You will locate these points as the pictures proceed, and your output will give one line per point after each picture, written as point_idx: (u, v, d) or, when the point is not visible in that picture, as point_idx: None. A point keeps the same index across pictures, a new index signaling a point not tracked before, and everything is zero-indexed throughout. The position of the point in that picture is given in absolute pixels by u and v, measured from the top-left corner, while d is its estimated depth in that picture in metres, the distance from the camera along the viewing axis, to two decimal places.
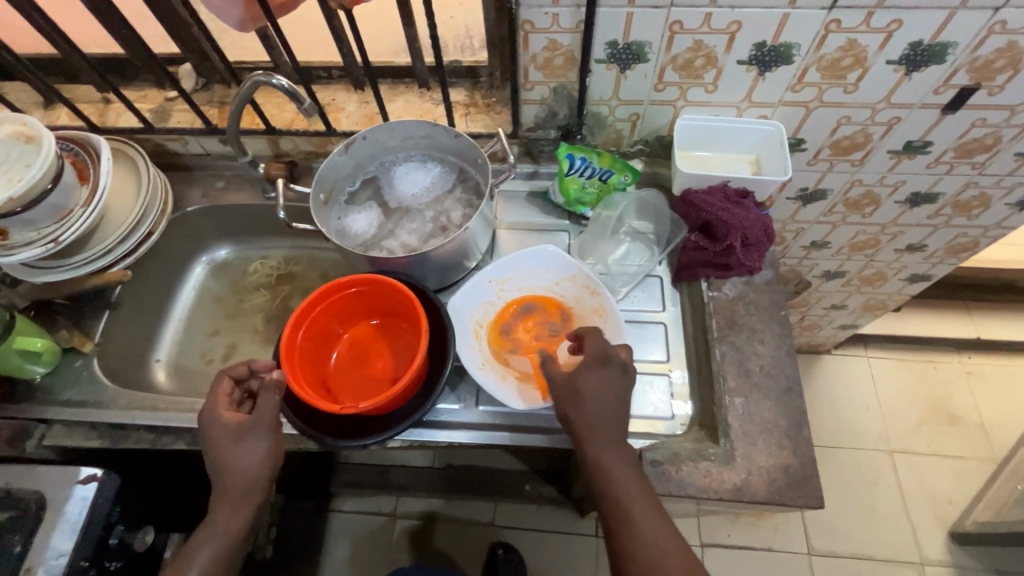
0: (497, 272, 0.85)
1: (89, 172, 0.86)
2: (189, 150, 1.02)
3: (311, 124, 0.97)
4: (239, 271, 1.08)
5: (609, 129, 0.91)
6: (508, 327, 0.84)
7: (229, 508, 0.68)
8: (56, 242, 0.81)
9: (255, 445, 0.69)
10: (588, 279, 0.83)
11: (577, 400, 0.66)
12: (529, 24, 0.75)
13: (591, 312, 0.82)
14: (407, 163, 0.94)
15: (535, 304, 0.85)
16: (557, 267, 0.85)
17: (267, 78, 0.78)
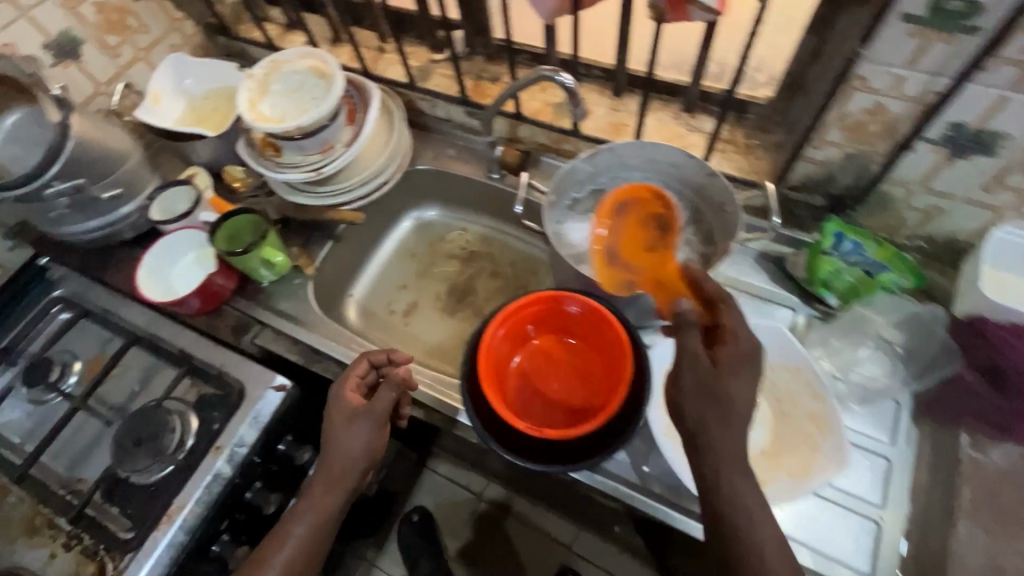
0: None
1: (357, 116, 0.92)
2: (435, 113, 1.06)
3: (557, 119, 0.96)
4: (438, 234, 1.12)
5: (892, 214, 0.77)
6: None
7: (326, 490, 0.74)
8: (316, 174, 0.90)
9: (363, 431, 0.75)
10: (815, 379, 0.71)
11: (719, 407, 0.54)
12: (860, 80, 0.64)
13: (805, 417, 0.71)
14: (640, 186, 0.89)
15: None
16: (779, 352, 0.74)
17: (552, 75, 0.75)
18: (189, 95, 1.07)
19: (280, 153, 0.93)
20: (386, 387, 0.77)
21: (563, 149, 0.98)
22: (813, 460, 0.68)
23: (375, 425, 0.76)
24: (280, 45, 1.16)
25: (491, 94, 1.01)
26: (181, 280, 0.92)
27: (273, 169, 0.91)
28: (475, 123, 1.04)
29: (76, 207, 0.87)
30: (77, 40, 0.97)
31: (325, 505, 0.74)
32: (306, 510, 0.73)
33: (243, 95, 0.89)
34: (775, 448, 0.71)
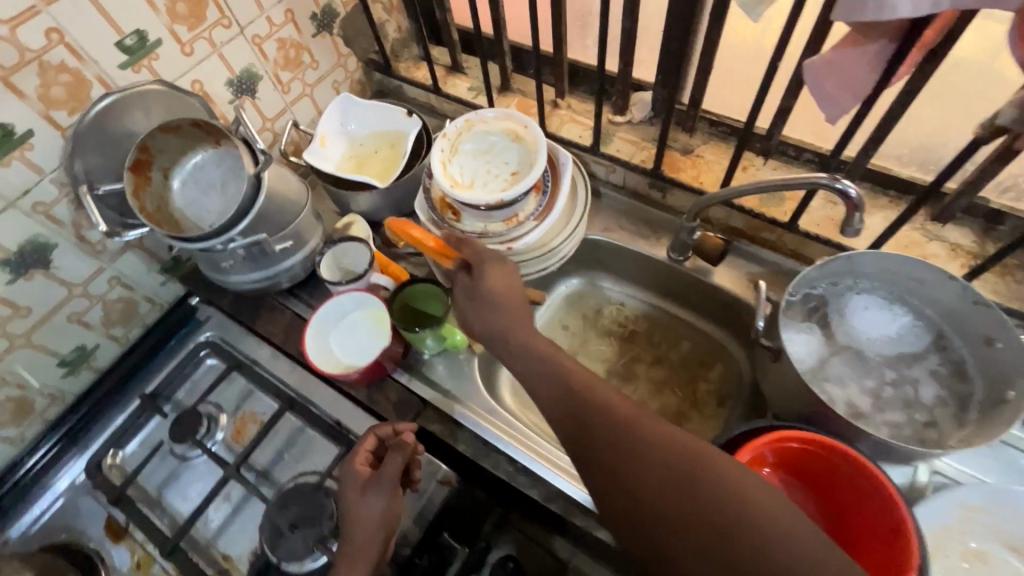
0: (978, 498, 0.63)
1: (547, 186, 0.84)
2: (609, 178, 0.99)
3: (765, 206, 0.85)
4: (594, 306, 1.03)
5: None
6: (968, 568, 0.64)
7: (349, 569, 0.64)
8: (505, 248, 0.83)
9: (372, 500, 0.67)
10: None
11: (483, 300, 0.68)
12: None
13: None
14: (867, 296, 0.77)
15: (994, 549, 0.65)
16: None
17: (830, 185, 0.64)
18: (354, 138, 1.03)
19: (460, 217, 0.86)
20: (393, 454, 0.69)
21: (762, 238, 0.88)
22: None
23: (387, 490, 0.69)
24: (442, 87, 1.10)
25: (682, 168, 0.92)
26: (342, 343, 0.85)
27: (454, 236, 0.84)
28: (655, 194, 0.95)
29: (247, 258, 0.83)
30: (256, 77, 0.93)
31: None
32: None
33: (435, 155, 0.82)
34: None
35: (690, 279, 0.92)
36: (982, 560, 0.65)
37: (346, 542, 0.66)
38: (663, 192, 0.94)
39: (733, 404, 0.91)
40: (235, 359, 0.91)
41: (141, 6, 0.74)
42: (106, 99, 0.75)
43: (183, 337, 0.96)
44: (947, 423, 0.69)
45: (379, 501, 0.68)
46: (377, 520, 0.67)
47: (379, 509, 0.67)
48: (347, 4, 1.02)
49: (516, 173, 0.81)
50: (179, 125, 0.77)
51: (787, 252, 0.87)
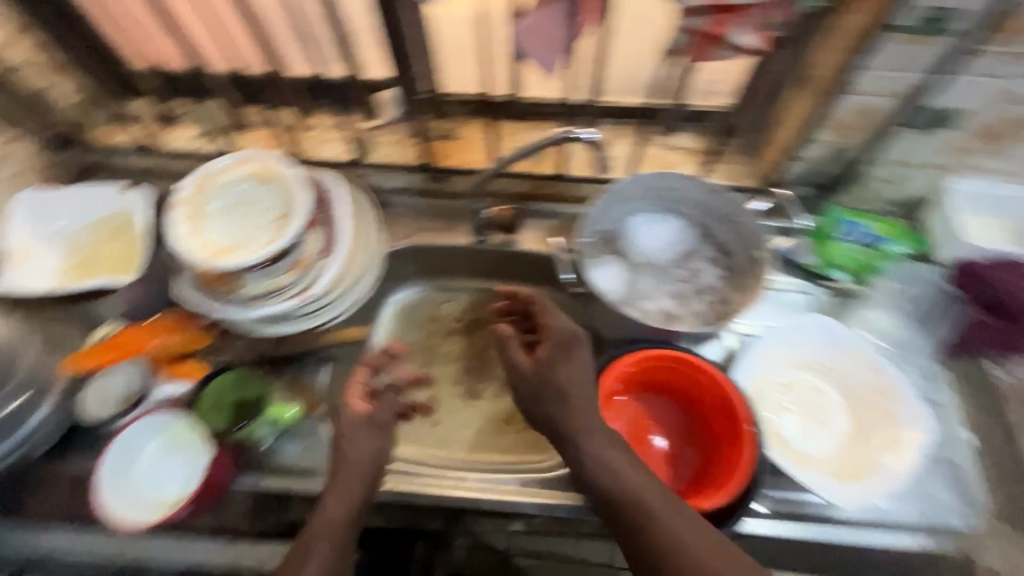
0: (765, 340, 0.79)
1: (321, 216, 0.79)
2: (389, 184, 0.95)
3: (536, 166, 0.92)
4: (428, 311, 1.00)
5: (866, 189, 0.86)
6: (784, 400, 0.78)
7: (338, 496, 0.59)
8: (304, 296, 0.75)
9: (368, 446, 0.63)
10: (867, 355, 0.78)
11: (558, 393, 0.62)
12: (850, 85, 0.69)
13: (871, 393, 0.77)
14: (639, 215, 0.88)
15: (794, 375, 0.79)
16: (828, 342, 0.80)
17: (570, 136, 0.74)
18: (65, 239, 0.81)
19: None
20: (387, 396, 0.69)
21: (546, 194, 0.93)
22: (901, 431, 0.73)
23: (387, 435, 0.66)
24: (163, 145, 0.94)
25: (452, 153, 0.94)
26: (156, 481, 0.70)
27: (241, 306, 0.74)
28: (440, 186, 0.95)
29: None
30: None
31: (333, 514, 0.58)
32: (320, 528, 0.57)
33: (178, 228, 0.70)
34: (860, 428, 0.75)
35: (499, 255, 0.93)
36: (791, 387, 0.79)
37: (330, 493, 0.60)
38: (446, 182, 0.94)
39: None
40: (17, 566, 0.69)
41: None
42: None
43: None
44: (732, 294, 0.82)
45: (368, 443, 0.63)
46: (372, 461, 0.62)
47: (373, 448, 0.63)
48: None
49: (281, 215, 0.72)
50: None
51: (573, 199, 0.93)
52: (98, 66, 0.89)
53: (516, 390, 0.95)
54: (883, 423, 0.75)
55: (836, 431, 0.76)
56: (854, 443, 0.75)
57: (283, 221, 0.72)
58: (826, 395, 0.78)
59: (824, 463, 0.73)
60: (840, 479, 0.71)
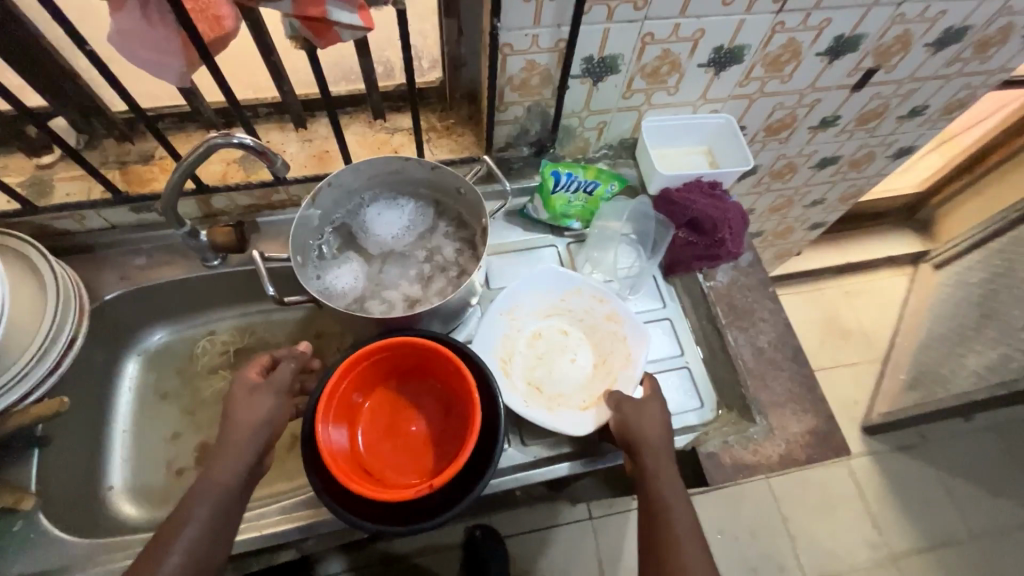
0: (504, 303, 0.82)
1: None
2: (88, 226, 0.83)
3: (251, 174, 0.84)
4: (182, 355, 0.90)
5: (578, 138, 0.91)
6: (532, 351, 0.82)
7: (221, 464, 0.61)
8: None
9: (269, 399, 0.66)
10: (594, 289, 0.83)
11: (642, 406, 0.71)
12: (508, 46, 0.71)
13: (604, 320, 0.83)
14: (374, 205, 0.85)
15: (542, 325, 0.84)
16: (560, 286, 0.84)
17: (227, 140, 0.64)
18: None
19: None
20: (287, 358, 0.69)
21: (277, 201, 0.88)
22: (629, 347, 0.80)
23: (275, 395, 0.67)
24: None
25: (153, 177, 0.82)
26: None
27: None
28: (152, 216, 0.84)
29: None
30: None
31: (223, 475, 0.60)
32: (200, 497, 0.59)
33: None
34: (599, 355, 0.82)
35: (244, 274, 0.87)
36: (540, 338, 0.83)
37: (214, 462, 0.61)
38: (154, 211, 0.83)
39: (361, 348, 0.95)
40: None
41: None
42: None
43: None
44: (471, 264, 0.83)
45: (256, 410, 0.65)
46: (262, 421, 0.64)
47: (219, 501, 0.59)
48: None
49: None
50: None
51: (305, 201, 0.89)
52: None
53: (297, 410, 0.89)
54: (619, 348, 0.81)
55: (582, 367, 0.81)
56: (598, 372, 0.80)
57: None
58: (570, 335, 0.84)
59: (570, 398, 0.78)
60: (584, 410, 0.77)
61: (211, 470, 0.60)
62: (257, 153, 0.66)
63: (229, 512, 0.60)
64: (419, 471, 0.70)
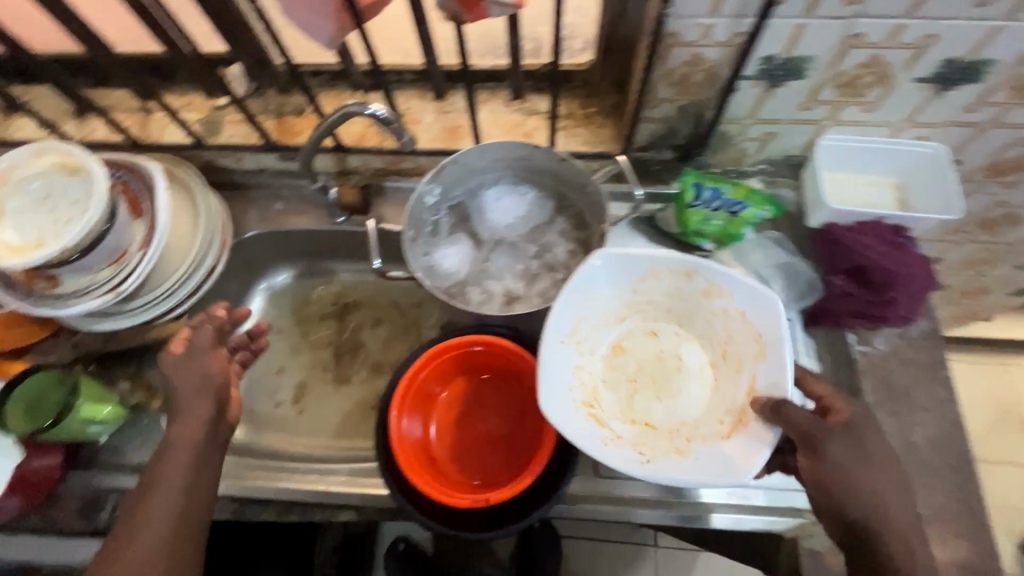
0: (560, 327, 0.65)
1: (145, 205, 0.75)
2: (243, 166, 0.90)
3: (385, 139, 0.86)
4: (299, 297, 0.97)
5: (734, 148, 0.78)
6: (623, 371, 0.70)
7: (184, 420, 0.63)
8: (114, 295, 0.71)
9: (208, 361, 0.67)
10: (673, 267, 0.66)
11: (864, 456, 0.55)
12: (674, 36, 0.62)
13: (702, 297, 0.68)
14: (495, 188, 0.82)
15: (617, 335, 0.72)
16: (631, 279, 0.68)
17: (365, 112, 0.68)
18: None
19: (55, 281, 0.73)
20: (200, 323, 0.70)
21: (406, 168, 0.88)
22: (744, 321, 0.65)
23: (210, 355, 0.68)
24: (4, 135, 0.90)
25: (301, 130, 0.87)
26: None
27: (53, 306, 0.71)
28: (294, 166, 0.90)
29: None
30: None
31: (189, 431, 0.63)
32: (170, 452, 0.62)
33: None
34: (714, 350, 0.69)
35: (362, 235, 0.90)
36: (621, 351, 0.71)
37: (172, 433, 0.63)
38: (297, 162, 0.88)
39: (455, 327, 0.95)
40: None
41: None
42: None
43: None
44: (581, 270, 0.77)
45: (196, 377, 0.66)
46: (202, 388, 0.65)
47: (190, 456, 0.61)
48: None
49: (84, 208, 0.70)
50: None
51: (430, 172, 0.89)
52: None
53: (386, 374, 0.92)
54: (729, 338, 0.67)
55: (689, 375, 0.70)
56: (724, 372, 0.68)
57: (79, 213, 0.68)
58: (659, 338, 0.71)
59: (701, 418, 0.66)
60: (729, 439, 0.62)
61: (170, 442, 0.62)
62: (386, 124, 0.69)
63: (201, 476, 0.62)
64: (493, 478, 0.67)
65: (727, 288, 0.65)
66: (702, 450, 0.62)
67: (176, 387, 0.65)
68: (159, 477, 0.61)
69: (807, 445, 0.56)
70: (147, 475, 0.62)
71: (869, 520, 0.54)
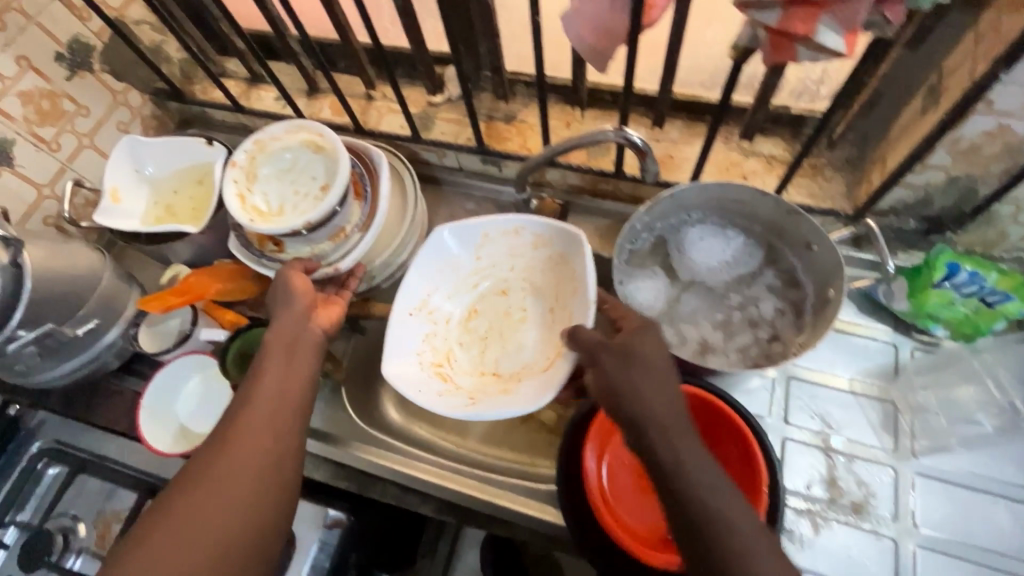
0: (410, 301, 0.80)
1: (367, 190, 0.79)
2: (444, 163, 0.94)
3: (592, 158, 0.84)
4: None
5: (998, 231, 0.69)
6: (472, 332, 0.83)
7: (269, 355, 0.67)
8: (332, 269, 0.76)
9: (294, 277, 0.73)
10: (496, 229, 0.81)
11: (638, 363, 0.56)
12: (988, 104, 0.54)
13: (534, 249, 0.82)
14: (700, 226, 0.78)
15: (472, 301, 0.85)
16: (464, 249, 0.83)
17: (620, 138, 0.63)
18: (160, 182, 0.92)
19: (280, 245, 0.78)
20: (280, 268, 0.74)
21: (603, 189, 0.87)
22: (575, 264, 0.77)
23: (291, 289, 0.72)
24: (246, 104, 1.00)
25: (509, 137, 0.88)
26: (193, 414, 0.78)
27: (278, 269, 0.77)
28: (492, 169, 0.92)
29: (46, 352, 0.72)
30: (6, 142, 0.80)
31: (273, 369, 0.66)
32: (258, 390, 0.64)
33: (230, 189, 0.76)
34: (532, 291, 0.83)
35: None
36: (475, 314, 0.84)
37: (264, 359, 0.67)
38: (498, 166, 0.91)
39: None
40: (113, 472, 0.80)
41: None
42: None
43: (13, 453, 0.83)
44: (788, 332, 0.71)
45: (293, 305, 0.71)
46: (288, 296, 0.71)
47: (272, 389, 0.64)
48: (100, 33, 0.89)
49: (326, 186, 0.76)
50: None
51: (627, 198, 0.87)
52: (200, 22, 0.96)
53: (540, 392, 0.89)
54: (556, 284, 0.80)
55: (529, 325, 0.82)
56: (551, 318, 0.80)
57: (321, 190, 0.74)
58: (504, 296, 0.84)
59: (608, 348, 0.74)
60: (545, 371, 0.75)
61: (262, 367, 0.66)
62: (637, 153, 0.64)
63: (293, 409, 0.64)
64: None
65: (571, 256, 0.78)
66: (521, 388, 0.75)
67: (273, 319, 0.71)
68: (247, 400, 0.63)
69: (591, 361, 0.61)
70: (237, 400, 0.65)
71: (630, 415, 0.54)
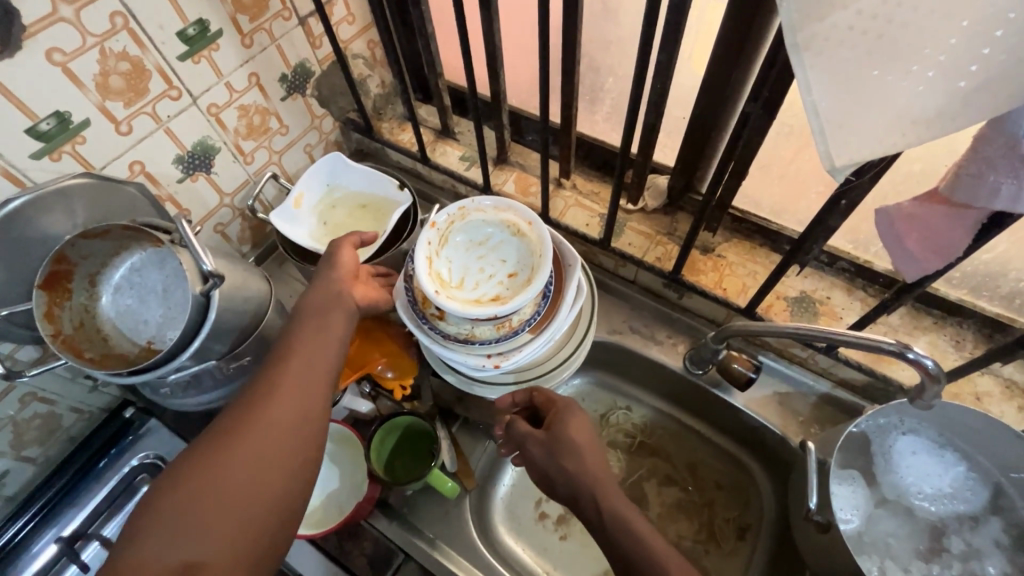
0: None
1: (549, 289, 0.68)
2: (619, 271, 0.88)
3: (796, 320, 0.76)
4: (594, 413, 0.91)
5: None
6: None
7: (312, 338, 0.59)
8: (490, 364, 0.67)
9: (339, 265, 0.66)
10: (521, 212, 0.69)
11: (573, 453, 0.60)
12: None
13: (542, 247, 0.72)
14: (913, 438, 0.67)
15: None
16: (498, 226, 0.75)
17: (900, 353, 0.53)
18: (334, 203, 0.88)
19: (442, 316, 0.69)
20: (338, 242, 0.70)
21: (793, 354, 0.78)
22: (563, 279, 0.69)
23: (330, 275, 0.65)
24: (430, 156, 0.98)
25: (702, 270, 0.81)
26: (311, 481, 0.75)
27: (433, 340, 0.68)
28: (669, 293, 0.86)
29: (187, 383, 0.69)
30: (212, 149, 0.79)
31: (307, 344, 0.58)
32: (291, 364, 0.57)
33: (420, 248, 0.67)
34: None
35: (711, 395, 0.81)
36: None
37: (269, 395, 0.53)
38: (679, 294, 0.84)
39: (758, 536, 0.80)
40: None
41: (64, 84, 0.60)
42: (18, 199, 0.58)
43: (114, 457, 0.79)
44: None
45: (332, 304, 0.62)
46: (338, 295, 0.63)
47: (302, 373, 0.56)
48: (324, 60, 0.89)
49: (516, 278, 0.66)
50: (109, 229, 0.63)
51: (817, 370, 0.78)
52: (414, 69, 0.95)
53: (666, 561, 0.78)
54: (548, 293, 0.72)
55: None
56: None
57: (512, 282, 0.66)
58: None
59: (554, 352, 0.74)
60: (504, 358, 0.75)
61: (261, 401, 0.53)
62: (921, 373, 0.54)
63: (299, 468, 0.51)
64: None
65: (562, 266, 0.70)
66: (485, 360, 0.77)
67: (288, 346, 0.58)
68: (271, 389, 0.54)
69: (522, 449, 0.64)
70: (221, 432, 0.51)
71: (570, 491, 0.59)
